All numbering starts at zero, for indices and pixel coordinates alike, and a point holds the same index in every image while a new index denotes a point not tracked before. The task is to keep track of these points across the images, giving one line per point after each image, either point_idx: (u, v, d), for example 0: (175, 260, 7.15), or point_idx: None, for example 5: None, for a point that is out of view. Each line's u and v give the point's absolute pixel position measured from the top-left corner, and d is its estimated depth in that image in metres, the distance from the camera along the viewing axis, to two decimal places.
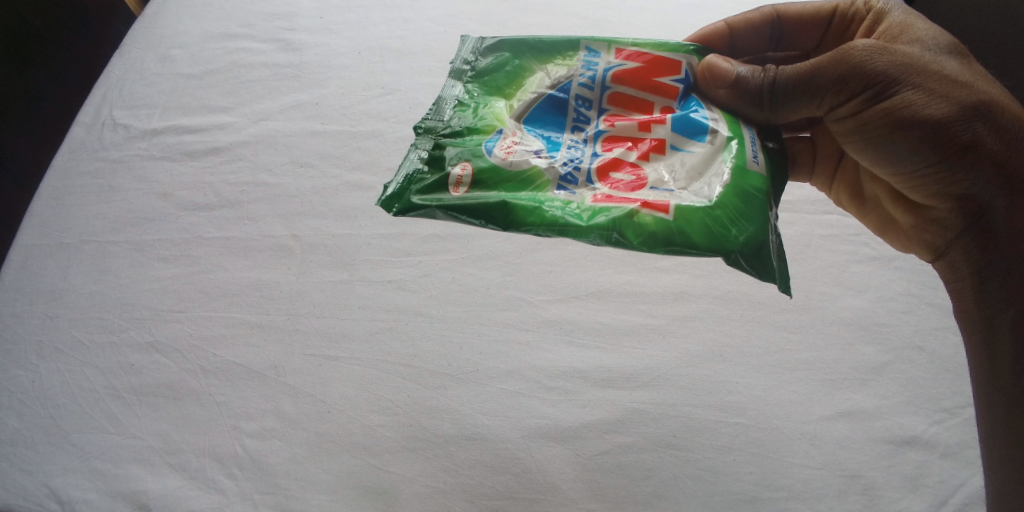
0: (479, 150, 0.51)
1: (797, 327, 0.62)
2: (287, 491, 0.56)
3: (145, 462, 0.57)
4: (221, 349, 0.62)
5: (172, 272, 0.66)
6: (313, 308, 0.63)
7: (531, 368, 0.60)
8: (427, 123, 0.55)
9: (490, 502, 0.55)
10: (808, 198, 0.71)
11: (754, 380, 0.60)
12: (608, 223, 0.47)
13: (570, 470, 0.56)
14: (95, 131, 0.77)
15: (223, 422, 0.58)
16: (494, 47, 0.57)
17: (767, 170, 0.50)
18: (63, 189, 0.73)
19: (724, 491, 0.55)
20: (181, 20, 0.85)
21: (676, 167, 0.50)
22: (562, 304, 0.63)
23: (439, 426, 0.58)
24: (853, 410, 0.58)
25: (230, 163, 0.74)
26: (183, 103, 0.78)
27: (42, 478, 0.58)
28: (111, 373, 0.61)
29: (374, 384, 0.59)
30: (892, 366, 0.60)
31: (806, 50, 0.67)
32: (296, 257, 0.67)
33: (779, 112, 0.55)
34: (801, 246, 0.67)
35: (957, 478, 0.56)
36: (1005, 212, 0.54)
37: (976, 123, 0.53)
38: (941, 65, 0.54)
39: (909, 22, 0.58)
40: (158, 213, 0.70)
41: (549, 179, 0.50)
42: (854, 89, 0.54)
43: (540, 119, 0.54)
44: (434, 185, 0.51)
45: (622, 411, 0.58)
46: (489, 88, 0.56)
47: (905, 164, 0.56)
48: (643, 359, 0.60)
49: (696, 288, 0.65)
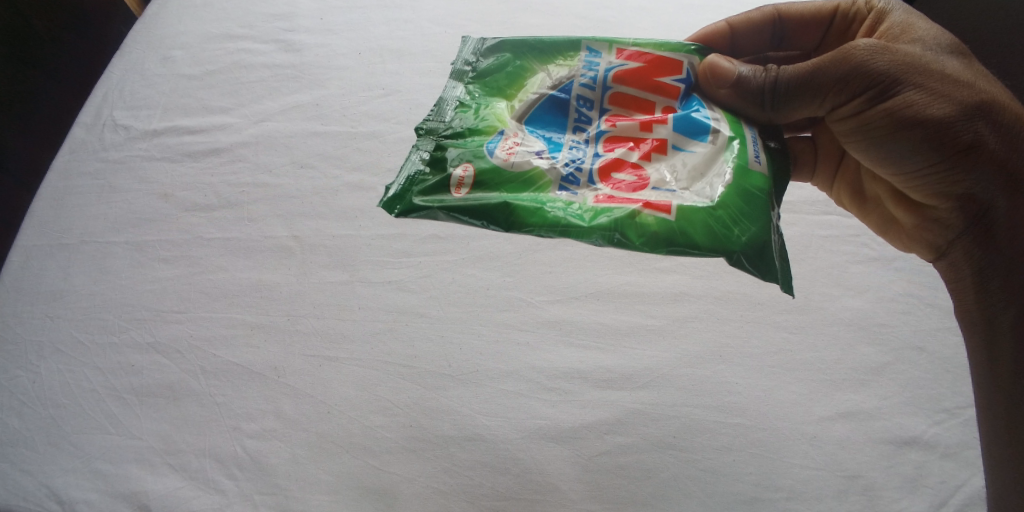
0: (480, 151, 0.51)
1: (798, 328, 0.62)
2: (288, 491, 0.56)
3: (146, 462, 0.57)
4: (221, 349, 0.62)
5: (172, 273, 0.66)
6: (313, 308, 0.63)
7: (531, 368, 0.60)
8: (428, 123, 0.55)
9: (490, 502, 0.55)
10: (808, 199, 0.71)
11: (754, 381, 0.60)
12: (609, 224, 0.47)
13: (570, 470, 0.56)
14: (95, 131, 0.77)
15: (223, 422, 0.58)
16: (495, 48, 0.57)
17: (768, 170, 0.50)
18: (63, 189, 0.73)
19: (724, 491, 0.55)
20: (181, 21, 0.85)
21: (677, 167, 0.50)
22: (562, 304, 0.63)
23: (439, 426, 0.58)
24: (853, 410, 0.58)
25: (231, 163, 0.74)
26: (183, 103, 0.78)
27: (42, 478, 0.58)
28: (111, 374, 0.61)
29: (374, 384, 0.59)
30: (891, 367, 0.60)
31: (806, 50, 0.67)
32: (296, 257, 0.67)
33: (780, 112, 0.55)
34: (801, 246, 0.67)
35: (957, 478, 0.56)
36: (1006, 212, 0.54)
37: (977, 123, 0.53)
38: (942, 65, 0.54)
39: (910, 22, 0.58)
40: (158, 213, 0.70)
41: (551, 179, 0.50)
42: (855, 89, 0.54)
43: (541, 120, 0.54)
44: (435, 186, 0.51)
45: (622, 411, 0.58)
46: (490, 89, 0.56)
47: (906, 164, 0.56)
48: (644, 359, 0.60)
49: (696, 289, 0.65)
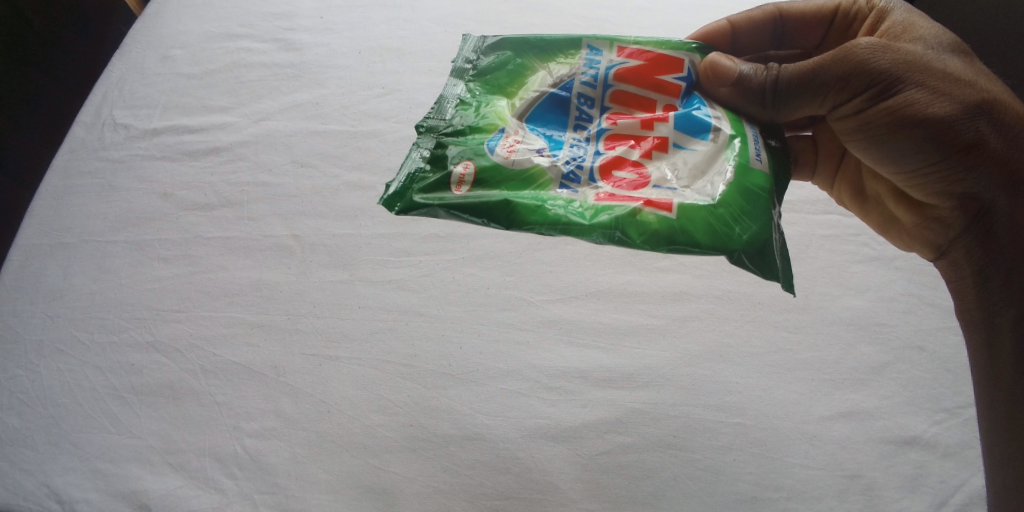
0: (480, 149, 0.51)
1: (798, 327, 0.62)
2: (288, 491, 0.56)
3: (145, 461, 0.57)
4: (221, 349, 0.62)
5: (172, 272, 0.66)
6: (313, 308, 0.63)
7: (530, 368, 0.60)
8: (429, 122, 0.54)
9: (490, 502, 0.55)
10: (808, 198, 0.71)
11: (754, 380, 0.59)
12: (610, 222, 0.47)
13: (570, 470, 0.56)
14: (95, 131, 0.77)
15: (223, 422, 0.58)
16: (496, 46, 0.57)
17: (769, 168, 0.50)
18: (63, 188, 0.73)
19: (725, 491, 0.55)
20: (181, 20, 0.85)
21: (678, 165, 0.50)
22: (562, 304, 0.63)
23: (439, 426, 0.57)
24: (853, 409, 0.58)
25: (231, 163, 0.74)
26: (183, 103, 0.78)
27: (42, 478, 0.57)
28: (111, 373, 0.61)
29: (374, 384, 0.59)
30: (892, 367, 0.60)
31: (807, 49, 0.67)
32: (295, 257, 0.67)
33: (780, 110, 0.55)
34: (801, 245, 0.67)
35: (957, 478, 0.56)
36: (1007, 211, 0.54)
37: (979, 123, 0.53)
38: (944, 64, 0.54)
39: (911, 21, 0.58)
40: (157, 213, 0.70)
41: (551, 178, 0.50)
42: (856, 88, 0.54)
43: (542, 118, 0.54)
44: (436, 184, 0.51)
45: (622, 410, 0.58)
46: (490, 87, 0.55)
47: (907, 163, 0.56)
48: (644, 359, 0.60)
49: (697, 289, 0.64)
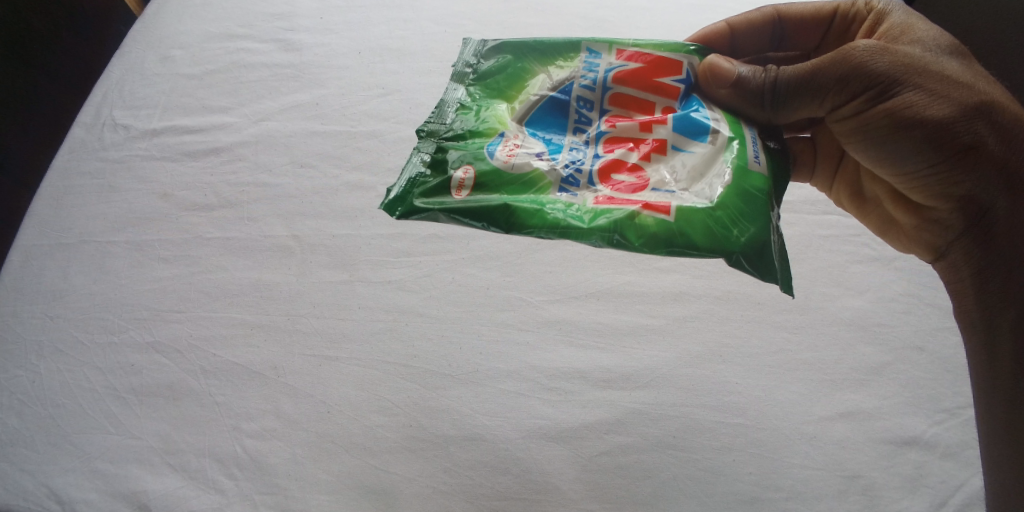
0: (480, 153, 0.51)
1: (797, 328, 0.62)
2: (288, 491, 0.56)
3: (146, 461, 0.57)
4: (221, 349, 0.62)
5: (173, 272, 0.66)
6: (313, 308, 0.63)
7: (531, 368, 0.60)
8: (429, 126, 0.55)
9: (490, 502, 0.55)
10: (808, 199, 0.71)
11: (753, 381, 0.60)
12: (609, 225, 0.47)
13: (570, 470, 0.56)
14: (95, 131, 0.77)
15: (223, 422, 0.58)
16: (496, 49, 0.57)
17: (768, 170, 0.50)
18: (63, 188, 0.73)
19: (723, 491, 0.55)
20: (181, 21, 0.85)
21: (677, 168, 0.50)
22: (562, 304, 0.63)
23: (440, 426, 0.58)
24: (852, 410, 0.58)
25: (230, 163, 0.74)
26: (182, 103, 0.78)
27: (43, 478, 0.58)
28: (111, 373, 0.61)
29: (375, 384, 0.59)
30: (891, 367, 0.60)
31: (806, 50, 0.67)
32: (295, 257, 0.67)
33: (779, 113, 0.55)
34: (800, 246, 0.67)
35: (957, 478, 0.56)
36: (1005, 213, 0.54)
37: (977, 124, 0.53)
38: (942, 65, 0.54)
39: (910, 23, 0.58)
40: (158, 213, 0.70)
41: (551, 181, 0.50)
42: (855, 90, 0.54)
43: (542, 122, 0.54)
44: (436, 188, 0.51)
45: (622, 410, 0.58)
46: (491, 90, 0.56)
47: (907, 165, 0.56)
48: (644, 359, 0.60)
49: (695, 289, 0.65)
